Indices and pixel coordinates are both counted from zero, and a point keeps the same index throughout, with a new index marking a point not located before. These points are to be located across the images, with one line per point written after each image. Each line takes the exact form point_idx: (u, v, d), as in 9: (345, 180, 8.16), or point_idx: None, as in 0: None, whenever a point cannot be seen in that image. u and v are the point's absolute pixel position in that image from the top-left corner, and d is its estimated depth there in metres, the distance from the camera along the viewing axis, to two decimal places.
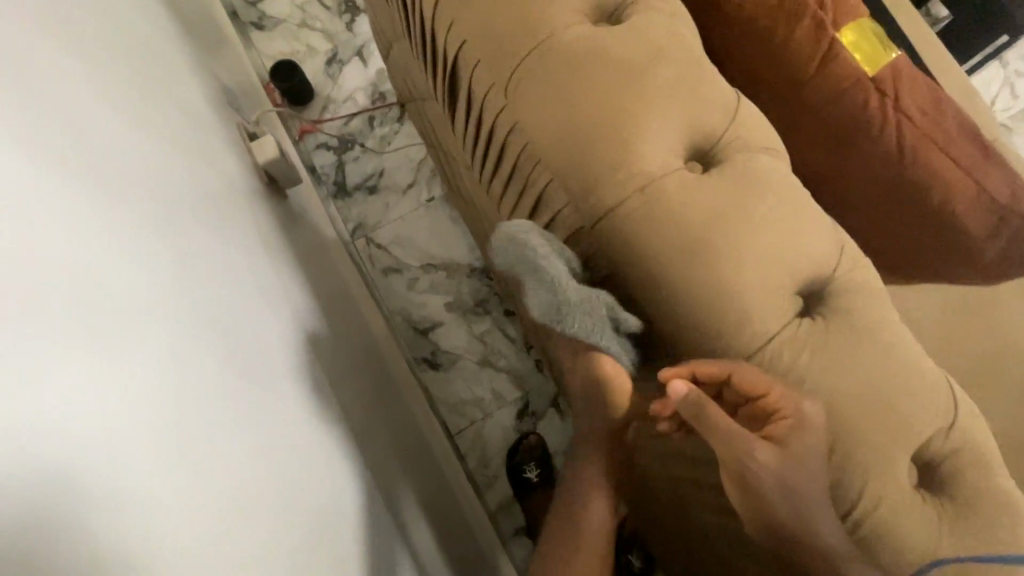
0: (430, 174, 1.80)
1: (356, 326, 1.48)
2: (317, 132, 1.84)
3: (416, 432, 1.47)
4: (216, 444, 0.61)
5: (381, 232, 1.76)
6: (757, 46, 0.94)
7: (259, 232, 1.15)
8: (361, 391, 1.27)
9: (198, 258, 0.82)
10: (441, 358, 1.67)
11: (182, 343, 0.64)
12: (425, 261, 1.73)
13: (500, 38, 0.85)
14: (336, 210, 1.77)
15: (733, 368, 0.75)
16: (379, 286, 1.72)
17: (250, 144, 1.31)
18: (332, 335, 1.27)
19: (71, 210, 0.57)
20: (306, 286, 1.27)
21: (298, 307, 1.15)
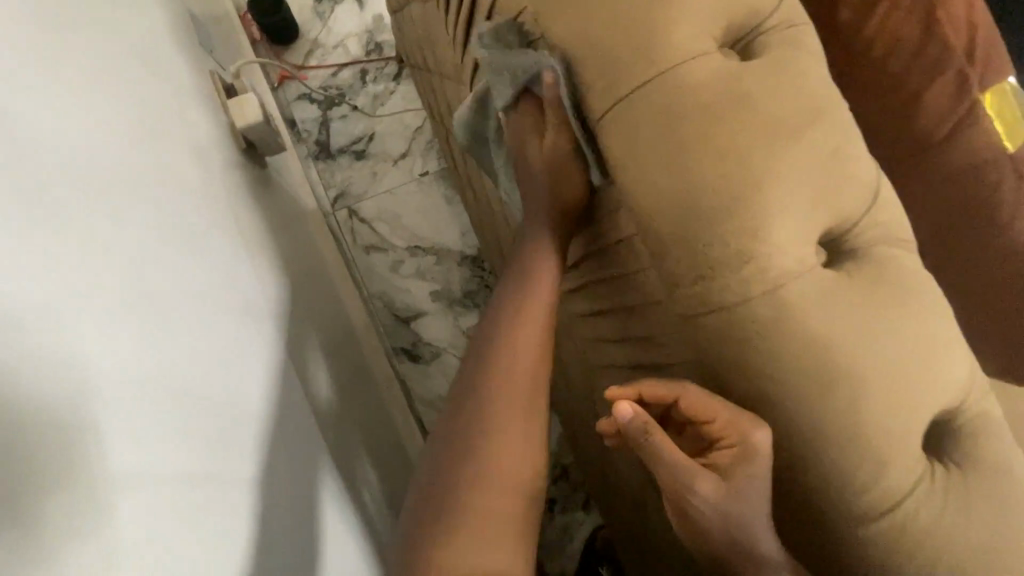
0: (426, 145, 1.61)
1: (333, 304, 1.34)
2: (300, 81, 1.61)
3: (391, 433, 1.36)
4: (197, 414, 0.58)
5: (366, 205, 1.58)
6: (893, 100, 0.95)
7: (238, 207, 0.97)
8: (340, 372, 1.18)
9: (196, 239, 0.76)
10: (421, 350, 1.54)
11: (164, 308, 0.60)
12: (412, 243, 1.57)
13: (594, 43, 0.73)
14: (316, 174, 1.57)
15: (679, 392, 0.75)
16: (360, 265, 1.55)
17: (227, 100, 1.10)
18: (311, 311, 1.15)
19: (48, 152, 0.52)
20: (288, 248, 1.19)
21: (282, 277, 1.06)
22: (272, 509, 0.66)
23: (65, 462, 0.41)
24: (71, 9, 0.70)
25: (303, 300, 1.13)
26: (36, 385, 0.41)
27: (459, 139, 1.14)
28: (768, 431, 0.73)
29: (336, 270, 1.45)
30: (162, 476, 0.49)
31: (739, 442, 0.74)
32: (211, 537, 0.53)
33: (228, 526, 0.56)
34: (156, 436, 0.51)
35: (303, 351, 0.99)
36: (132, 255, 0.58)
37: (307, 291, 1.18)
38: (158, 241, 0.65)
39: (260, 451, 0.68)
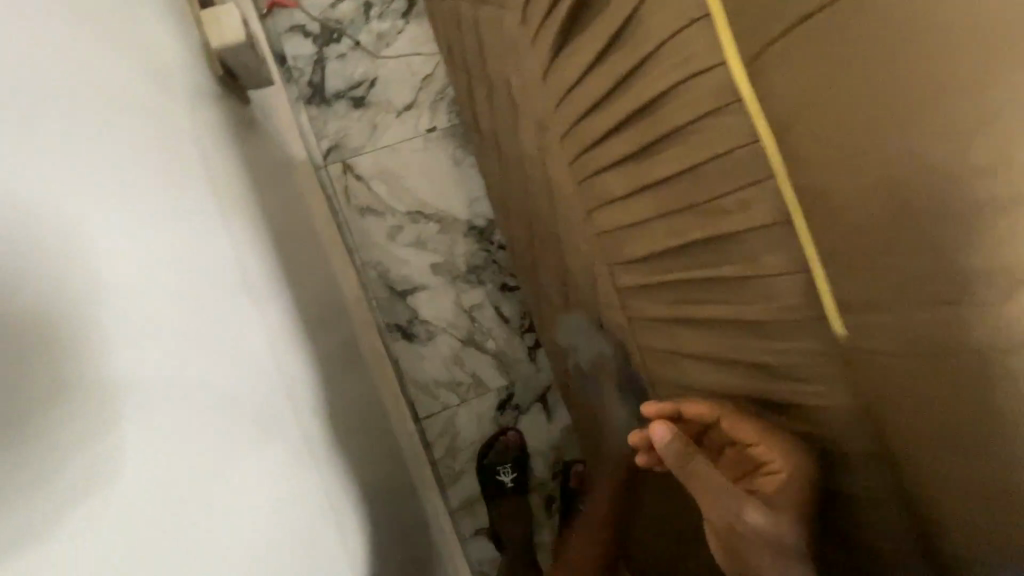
0: (435, 97, 1.40)
1: (325, 269, 1.17)
2: (292, 9, 1.38)
3: (383, 419, 1.21)
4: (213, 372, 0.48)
5: (363, 160, 1.38)
6: None
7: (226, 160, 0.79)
8: (335, 349, 1.04)
9: (203, 192, 0.64)
10: (417, 329, 1.38)
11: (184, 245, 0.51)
12: (414, 207, 1.39)
13: None
14: (308, 120, 1.37)
15: (719, 410, 0.72)
16: (352, 229, 1.37)
17: (203, 14, 0.89)
18: (308, 280, 1.01)
19: (32, 19, 0.39)
20: (285, 205, 1.04)
21: (283, 243, 0.93)
22: (291, 519, 0.54)
23: (75, 411, 0.32)
24: None
25: (302, 268, 1.00)
26: (27, 325, 0.30)
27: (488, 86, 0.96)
28: (809, 455, 0.68)
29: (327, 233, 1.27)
30: (164, 483, 0.38)
31: (783, 469, 0.69)
32: (222, 547, 0.42)
33: (243, 534, 0.45)
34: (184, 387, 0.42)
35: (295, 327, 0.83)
36: (145, 174, 0.49)
37: (305, 256, 1.06)
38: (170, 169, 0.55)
39: (282, 446, 0.57)
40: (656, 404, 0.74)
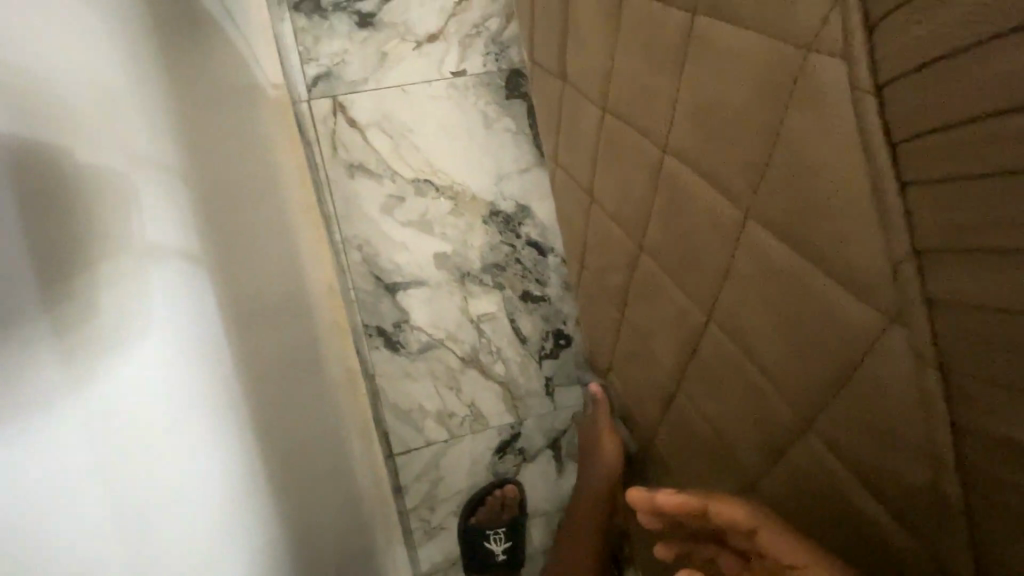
0: (472, 31, 1.03)
1: (281, 234, 0.83)
2: None
3: (342, 457, 0.87)
4: (142, 239, 0.47)
5: (361, 99, 0.99)
6: None
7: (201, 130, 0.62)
8: (294, 336, 0.78)
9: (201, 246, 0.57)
10: (405, 337, 1.02)
11: (129, 114, 0.49)
12: (422, 174, 1.02)
13: None
14: (293, 30, 0.98)
15: (755, 518, 0.44)
16: (333, 190, 0.99)
17: None
18: (262, 214, 0.77)
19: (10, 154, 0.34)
20: (231, 113, 0.74)
21: (232, 156, 0.71)
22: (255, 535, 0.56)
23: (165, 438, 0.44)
24: None
25: (254, 197, 0.75)
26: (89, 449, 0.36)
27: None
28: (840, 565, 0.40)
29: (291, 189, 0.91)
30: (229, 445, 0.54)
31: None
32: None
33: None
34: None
35: (224, 240, 0.63)
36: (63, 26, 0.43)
37: (255, 177, 0.77)
38: (115, 21, 0.50)
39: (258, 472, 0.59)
40: (673, 497, 0.47)
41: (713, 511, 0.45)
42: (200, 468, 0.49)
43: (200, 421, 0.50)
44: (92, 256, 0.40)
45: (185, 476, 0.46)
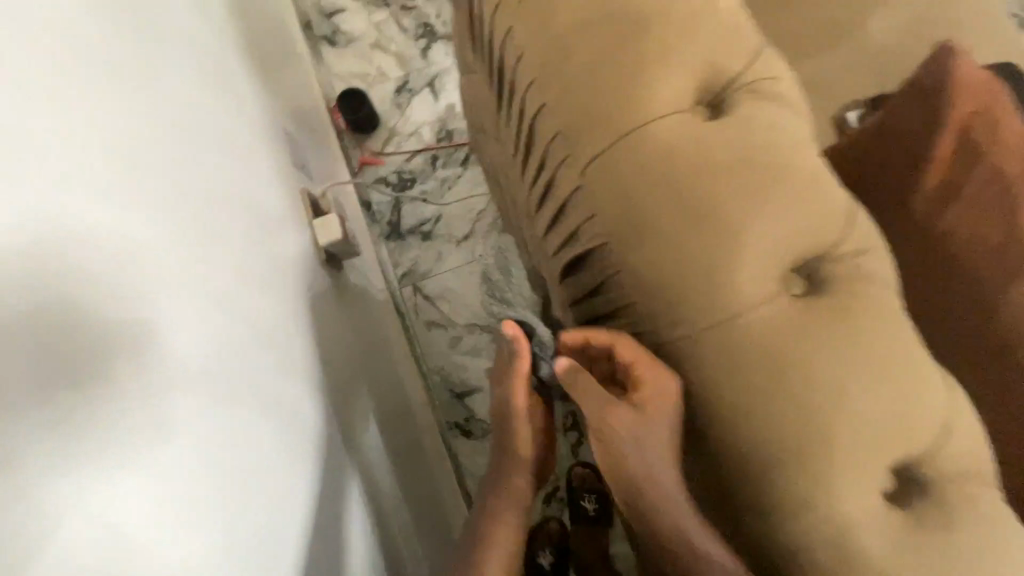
0: (488, 227, 1.71)
1: (284, 391, 0.72)
2: (377, 166, 1.76)
3: (434, 500, 1.41)
4: (177, 276, 0.55)
5: (430, 282, 1.68)
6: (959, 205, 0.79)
7: (216, 177, 0.71)
8: (400, 423, 1.38)
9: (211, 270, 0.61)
10: (474, 426, 1.60)
11: (212, 205, 0.67)
12: (471, 320, 1.66)
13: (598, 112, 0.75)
14: (387, 252, 1.70)
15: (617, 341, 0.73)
16: (419, 339, 1.65)
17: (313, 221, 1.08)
18: (270, 358, 0.71)
19: (152, 214, 0.53)
20: (270, 258, 0.82)
21: (253, 284, 0.71)
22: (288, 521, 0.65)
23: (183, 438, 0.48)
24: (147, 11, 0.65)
25: (260, 330, 0.70)
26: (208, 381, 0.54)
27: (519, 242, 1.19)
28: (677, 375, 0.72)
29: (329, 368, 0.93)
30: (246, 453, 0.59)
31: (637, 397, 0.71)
32: None
33: None
34: (138, 236, 0.50)
35: (298, 387, 0.77)
36: (183, 136, 0.65)
37: (271, 318, 0.74)
38: (218, 148, 0.74)
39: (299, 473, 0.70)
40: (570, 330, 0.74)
41: (593, 339, 0.73)
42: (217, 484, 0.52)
43: (148, 435, 0.44)
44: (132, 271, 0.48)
45: (111, 455, 0.40)
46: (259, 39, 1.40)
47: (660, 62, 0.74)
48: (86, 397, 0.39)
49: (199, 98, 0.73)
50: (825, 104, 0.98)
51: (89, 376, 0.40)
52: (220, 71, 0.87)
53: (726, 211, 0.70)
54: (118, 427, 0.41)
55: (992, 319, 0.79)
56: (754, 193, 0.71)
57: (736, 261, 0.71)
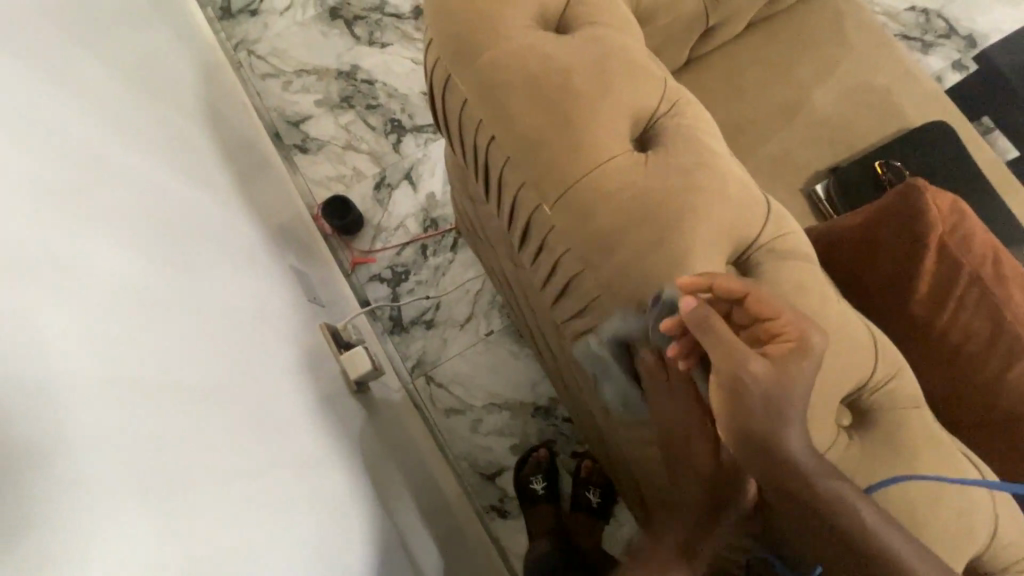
0: (487, 306, 1.75)
1: (280, 474, 0.73)
2: (369, 264, 1.80)
3: None
4: (148, 367, 0.60)
5: (440, 370, 1.71)
6: (892, 300, 0.68)
7: (152, 252, 0.74)
8: (438, 519, 1.39)
9: (148, 332, 0.63)
10: (508, 505, 1.61)
11: (188, 309, 0.74)
12: (487, 401, 1.68)
13: (560, 170, 0.60)
14: (394, 346, 1.73)
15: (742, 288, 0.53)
16: (440, 428, 1.66)
17: (342, 358, 1.18)
18: (260, 439, 0.72)
19: (83, 294, 0.56)
20: (254, 351, 0.86)
21: (233, 375, 0.76)
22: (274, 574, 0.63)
23: (120, 494, 0.48)
24: (55, 117, 0.71)
25: (245, 413, 0.73)
26: (151, 439, 0.55)
27: (533, 338, 1.23)
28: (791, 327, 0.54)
29: (344, 476, 0.91)
30: (213, 500, 0.59)
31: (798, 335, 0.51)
32: None
33: None
34: (98, 333, 0.55)
35: (302, 497, 0.76)
36: (139, 244, 0.72)
37: (229, 375, 0.75)
38: (155, 228, 0.78)
39: (286, 528, 0.69)
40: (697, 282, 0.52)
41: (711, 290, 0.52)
42: (172, 529, 0.52)
43: (107, 499, 0.47)
44: (54, 338, 0.50)
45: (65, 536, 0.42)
46: (241, 159, 1.42)
47: (677, 210, 0.57)
48: (46, 471, 0.43)
49: (157, 210, 0.82)
50: (794, 180, 1.10)
51: (50, 456, 0.44)
52: (154, 164, 0.91)
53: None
54: (51, 478, 0.43)
55: (996, 385, 0.64)
56: (812, 275, 0.59)
57: None
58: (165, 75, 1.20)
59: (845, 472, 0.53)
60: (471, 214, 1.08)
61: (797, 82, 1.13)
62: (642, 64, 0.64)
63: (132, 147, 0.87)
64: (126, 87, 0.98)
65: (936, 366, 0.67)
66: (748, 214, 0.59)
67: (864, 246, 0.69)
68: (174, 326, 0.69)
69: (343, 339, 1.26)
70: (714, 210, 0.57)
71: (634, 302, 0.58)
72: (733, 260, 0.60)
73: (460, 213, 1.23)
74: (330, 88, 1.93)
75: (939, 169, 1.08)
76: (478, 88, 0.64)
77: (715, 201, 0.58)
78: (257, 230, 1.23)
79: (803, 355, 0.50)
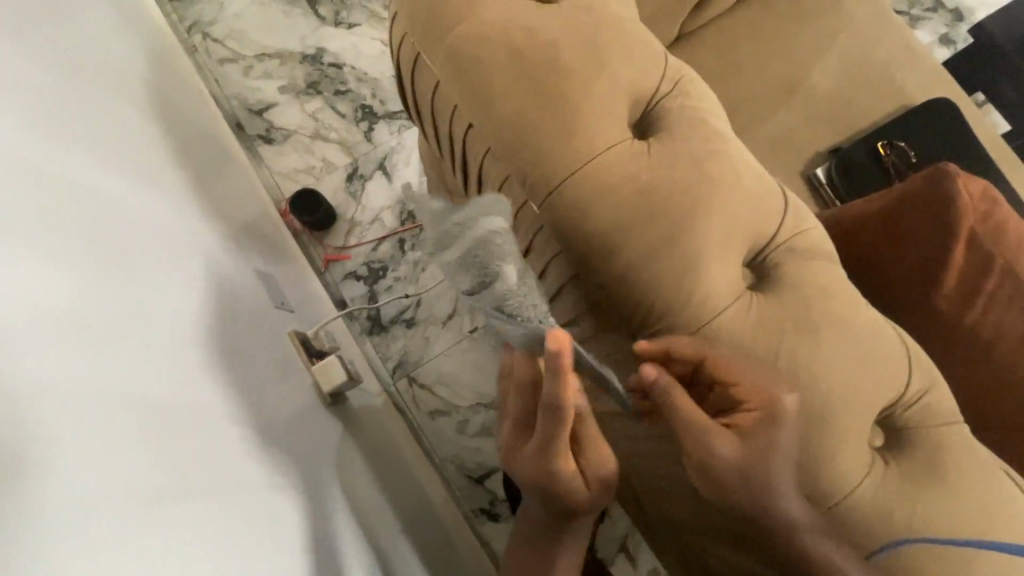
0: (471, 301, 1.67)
1: (255, 499, 0.65)
2: (344, 261, 1.70)
3: None
4: (99, 390, 0.52)
5: (423, 371, 1.63)
6: (915, 293, 0.64)
7: (103, 254, 0.65)
8: (426, 528, 1.32)
9: (102, 346, 0.55)
10: (499, 508, 1.55)
11: (146, 319, 0.66)
12: (475, 401, 1.61)
13: (547, 157, 0.52)
14: (373, 347, 1.64)
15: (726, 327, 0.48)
16: (426, 432, 1.58)
17: (315, 367, 1.09)
18: (229, 462, 0.65)
19: (12, 307, 0.47)
20: (227, 368, 0.78)
21: (204, 396, 0.68)
22: None
23: (67, 543, 0.41)
24: None
25: (217, 438, 0.65)
26: (105, 472, 0.47)
27: None
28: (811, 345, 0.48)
29: (322, 500, 0.84)
30: (182, 536, 0.51)
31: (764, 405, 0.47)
32: None
33: None
34: (43, 365, 0.47)
35: (280, 526, 0.68)
36: (92, 252, 0.63)
37: (199, 391, 0.67)
38: (103, 228, 0.69)
39: (266, 561, 0.62)
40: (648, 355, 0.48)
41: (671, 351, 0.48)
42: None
43: (50, 552, 0.39)
44: None
45: None
46: (200, 152, 1.30)
47: (686, 205, 0.50)
48: None
49: (113, 213, 0.73)
50: (793, 165, 1.04)
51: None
52: (97, 155, 0.81)
53: (820, 408, 0.48)
54: None
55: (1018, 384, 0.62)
56: (836, 276, 0.52)
57: (821, 466, 0.48)
58: (107, 58, 1.08)
59: (874, 500, 0.49)
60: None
61: (794, 58, 1.06)
62: (640, 37, 0.56)
63: (75, 142, 0.77)
64: (61, 69, 0.86)
65: (963, 365, 0.64)
66: (763, 208, 0.52)
67: (888, 238, 0.65)
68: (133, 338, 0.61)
69: (317, 347, 1.17)
70: (728, 203, 0.50)
71: (638, 313, 0.51)
72: (748, 263, 0.53)
73: None
74: (294, 73, 1.80)
75: (942, 147, 1.03)
76: (452, 68, 0.55)
77: (727, 195, 0.50)
78: (218, 228, 1.13)
79: (773, 434, 0.46)
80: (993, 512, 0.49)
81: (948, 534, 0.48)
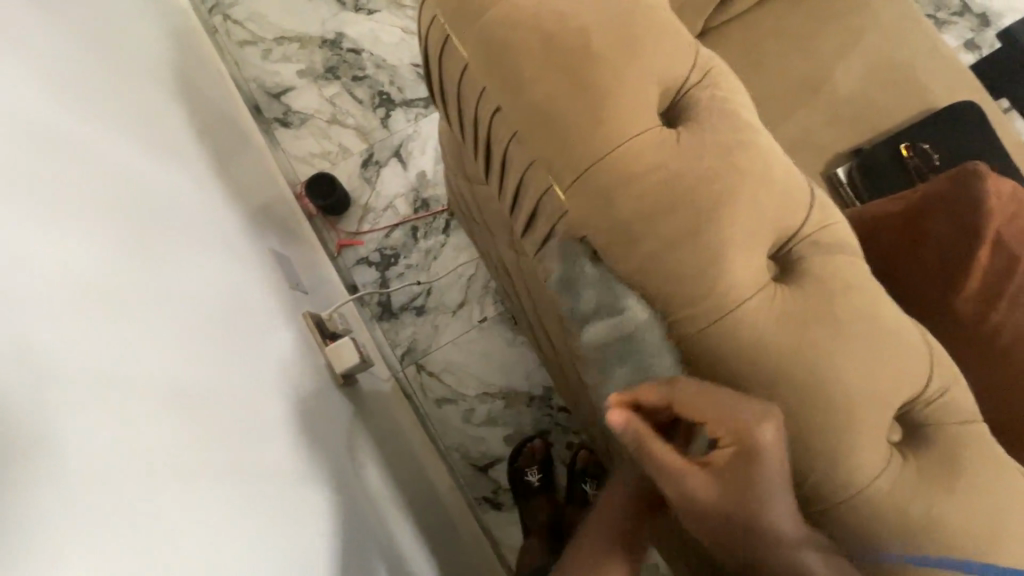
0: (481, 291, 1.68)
1: (267, 476, 0.66)
2: (356, 246, 1.71)
3: None
4: (119, 362, 0.53)
5: (432, 358, 1.63)
6: (936, 292, 0.64)
7: (124, 230, 0.66)
8: (430, 512, 1.34)
9: (121, 320, 0.56)
10: (502, 497, 1.56)
11: (164, 295, 0.67)
12: (481, 390, 1.61)
13: (575, 143, 0.52)
14: (383, 333, 1.65)
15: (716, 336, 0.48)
16: (432, 419, 1.59)
17: (328, 349, 1.10)
18: (243, 438, 0.66)
19: (38, 279, 0.49)
20: (241, 345, 0.79)
21: (221, 372, 0.70)
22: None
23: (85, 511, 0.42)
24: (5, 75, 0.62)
25: (232, 414, 0.66)
26: (119, 444, 0.48)
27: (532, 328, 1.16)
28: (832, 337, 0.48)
29: (331, 478, 0.85)
30: (195, 510, 0.52)
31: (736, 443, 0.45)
32: None
33: None
34: (66, 333, 0.49)
35: (291, 501, 0.69)
36: (115, 226, 0.64)
37: (214, 368, 0.68)
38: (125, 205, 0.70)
39: (275, 536, 0.63)
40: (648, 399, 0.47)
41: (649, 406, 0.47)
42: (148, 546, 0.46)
43: (66, 520, 0.40)
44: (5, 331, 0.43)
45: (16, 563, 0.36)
46: (220, 133, 1.32)
47: (712, 195, 0.50)
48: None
49: (134, 188, 0.74)
50: (813, 165, 1.03)
51: (11, 478, 0.38)
52: (121, 133, 0.82)
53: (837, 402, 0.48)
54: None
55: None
56: (859, 271, 0.52)
57: (834, 459, 0.48)
58: (133, 37, 1.09)
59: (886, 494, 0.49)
60: (468, 195, 1.00)
61: (820, 57, 1.05)
62: (671, 25, 0.56)
63: (99, 118, 0.78)
64: (88, 45, 0.87)
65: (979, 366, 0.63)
66: (790, 200, 0.52)
67: (911, 237, 0.65)
68: (151, 313, 0.62)
69: (329, 329, 1.18)
70: (754, 193, 0.50)
71: (660, 299, 0.51)
72: (772, 254, 0.54)
73: (456, 195, 1.14)
74: (313, 57, 1.81)
75: (965, 151, 1.02)
76: (483, 49, 0.56)
77: (753, 186, 0.50)
78: (237, 208, 1.14)
79: (756, 471, 0.44)
80: (1004, 510, 0.49)
81: (963, 532, 0.48)
